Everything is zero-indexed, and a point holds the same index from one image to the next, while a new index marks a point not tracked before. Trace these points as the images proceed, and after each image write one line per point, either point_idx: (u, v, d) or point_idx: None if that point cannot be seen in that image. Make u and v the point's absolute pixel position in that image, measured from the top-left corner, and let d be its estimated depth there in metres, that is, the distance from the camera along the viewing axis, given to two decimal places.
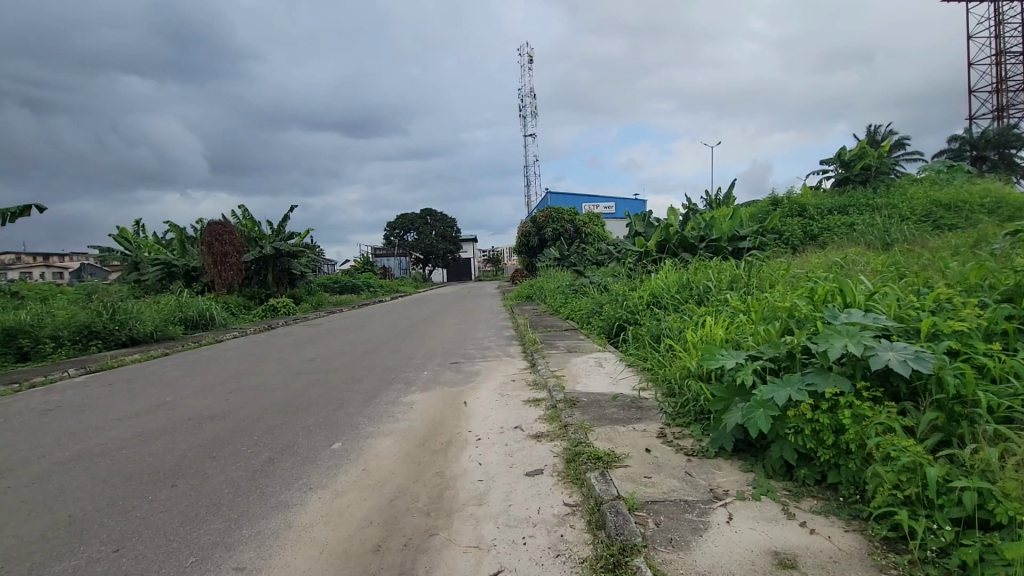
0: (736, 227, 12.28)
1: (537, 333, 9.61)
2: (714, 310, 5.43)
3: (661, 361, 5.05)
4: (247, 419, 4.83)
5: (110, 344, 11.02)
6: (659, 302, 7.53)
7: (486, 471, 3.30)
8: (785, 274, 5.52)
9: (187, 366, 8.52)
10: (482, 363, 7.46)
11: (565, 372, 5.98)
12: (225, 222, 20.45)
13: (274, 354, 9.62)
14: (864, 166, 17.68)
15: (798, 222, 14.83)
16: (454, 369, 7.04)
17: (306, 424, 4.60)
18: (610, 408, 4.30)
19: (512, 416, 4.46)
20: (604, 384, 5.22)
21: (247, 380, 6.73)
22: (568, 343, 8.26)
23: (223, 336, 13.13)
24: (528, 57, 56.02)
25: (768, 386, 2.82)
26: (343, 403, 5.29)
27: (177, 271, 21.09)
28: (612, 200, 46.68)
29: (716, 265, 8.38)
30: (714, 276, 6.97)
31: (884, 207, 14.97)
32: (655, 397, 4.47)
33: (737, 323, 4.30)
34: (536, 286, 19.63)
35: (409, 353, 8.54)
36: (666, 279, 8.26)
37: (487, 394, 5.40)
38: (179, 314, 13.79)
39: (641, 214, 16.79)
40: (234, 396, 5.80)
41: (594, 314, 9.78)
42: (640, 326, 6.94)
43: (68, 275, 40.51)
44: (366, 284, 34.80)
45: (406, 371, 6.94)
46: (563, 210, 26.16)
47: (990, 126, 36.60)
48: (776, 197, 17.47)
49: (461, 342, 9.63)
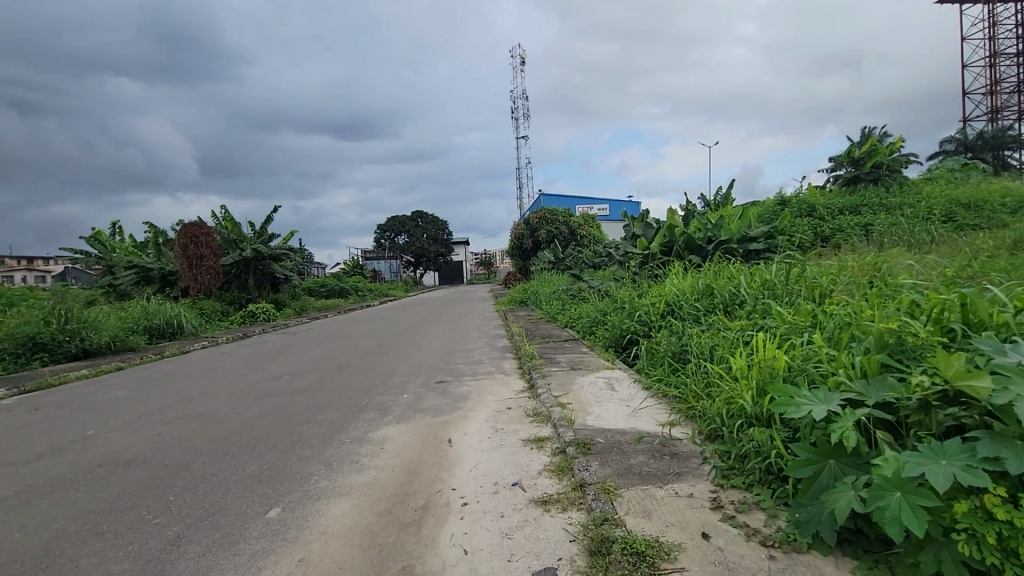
0: (747, 228, 11.38)
1: (534, 345, 8.60)
2: (754, 326, 4.49)
3: (694, 387, 4.12)
4: (170, 467, 3.79)
5: (59, 357, 9.90)
6: (675, 313, 6.58)
7: (474, 569, 2.28)
8: (837, 282, 4.60)
9: (136, 385, 7.45)
10: (472, 384, 6.40)
11: (571, 397, 4.97)
12: (203, 223, 19.33)
13: (239, 369, 8.53)
14: (875, 164, 16.87)
15: (808, 223, 13.94)
16: (439, 392, 5.99)
17: (243, 475, 3.58)
18: (637, 457, 3.28)
19: (507, 466, 3.44)
20: (622, 416, 4.21)
21: (194, 408, 5.67)
22: (571, 358, 7.22)
23: (190, 346, 12.01)
24: (522, 58, 55.31)
25: (908, 457, 1.89)
26: (298, 442, 4.26)
27: (151, 275, 19.94)
28: (606, 203, 45.88)
29: (737, 268, 7.44)
30: (742, 282, 6.03)
31: (899, 207, 14.12)
32: (692, 439, 3.51)
33: (799, 346, 3.40)
34: (531, 290, 18.65)
35: (389, 369, 7.52)
36: (679, 285, 7.33)
37: (478, 429, 4.38)
38: (144, 322, 12.69)
39: (640, 215, 15.89)
40: (169, 432, 4.75)
41: (598, 325, 8.77)
42: (656, 340, 5.97)
43: (49, 278, 39.47)
44: (354, 287, 33.64)
45: (383, 394, 5.91)
46: (558, 212, 25.20)
47: (984, 128, 36.06)
48: (783, 197, 16.60)
49: (448, 355, 8.60)
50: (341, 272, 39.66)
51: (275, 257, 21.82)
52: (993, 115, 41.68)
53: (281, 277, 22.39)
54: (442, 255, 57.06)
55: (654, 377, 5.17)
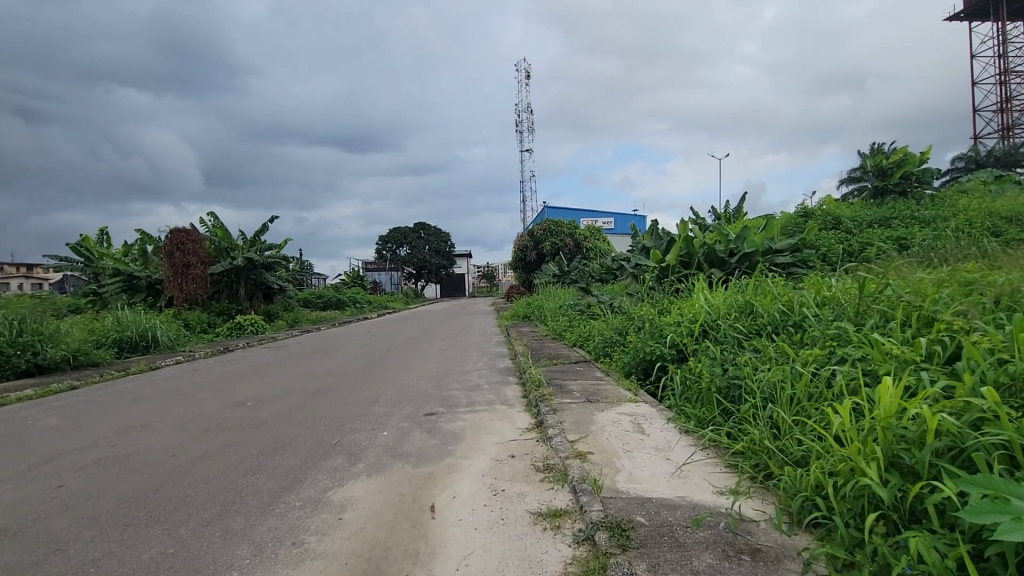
0: (772, 240, 10.41)
1: (541, 367, 7.56)
2: (833, 358, 3.49)
3: (764, 442, 3.10)
4: (41, 551, 2.76)
5: (8, 374, 8.88)
6: (712, 334, 5.57)
7: None
8: (941, 302, 3.58)
9: (75, 411, 6.41)
10: (467, 418, 5.34)
11: (591, 442, 3.92)
12: (191, 230, 18.37)
13: (201, 391, 7.46)
14: (904, 174, 15.79)
15: (835, 237, 12.93)
16: (427, 429, 4.93)
17: (133, 566, 2.55)
18: (702, 559, 2.22)
19: (509, 564, 2.37)
20: (664, 478, 3.15)
21: (124, 447, 4.63)
22: (584, 386, 6.16)
23: (161, 361, 10.96)
24: (527, 73, 54.85)
25: None
26: (231, 505, 3.23)
27: (137, 283, 18.99)
28: (611, 216, 45.01)
29: (777, 282, 6.43)
30: (795, 299, 5.04)
31: (933, 220, 13.05)
32: (774, 523, 2.47)
33: (931, 394, 2.41)
34: (535, 304, 17.65)
35: (372, 395, 6.46)
36: (712, 301, 6.31)
37: (472, 490, 3.30)
38: (113, 334, 11.64)
39: (652, 227, 14.88)
40: (72, 485, 3.71)
41: (615, 347, 7.69)
42: (691, 367, 4.96)
43: (48, 286, 38.89)
44: (352, 299, 32.58)
45: (358, 431, 4.86)
46: (563, 223, 24.22)
47: (996, 146, 35.08)
48: (804, 208, 15.60)
49: (441, 378, 7.53)
50: (339, 283, 38.65)
51: (267, 266, 20.81)
52: (1006, 133, 40.64)
53: (274, 287, 21.39)
54: (443, 268, 56.05)
55: (698, 419, 4.16)
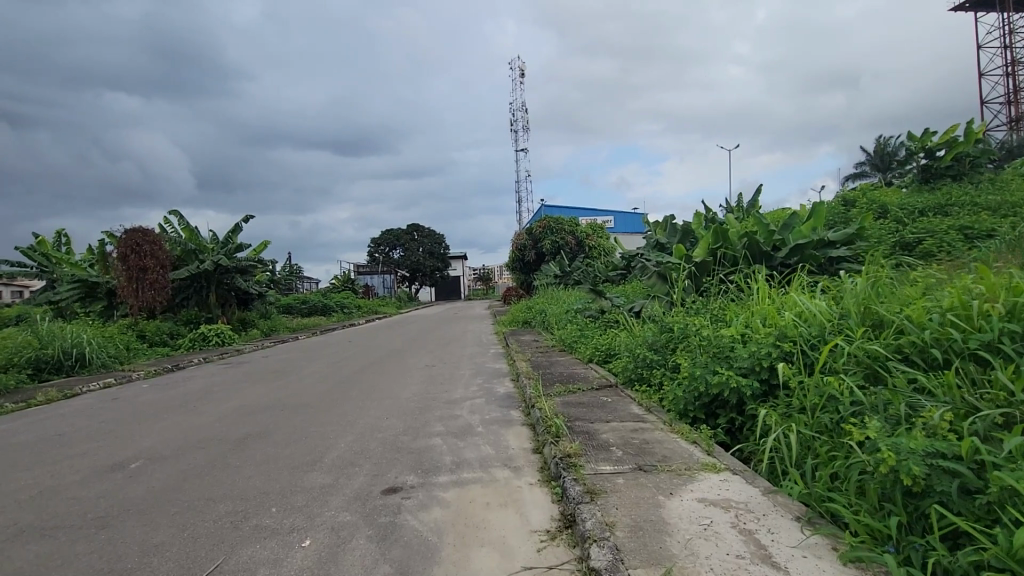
0: (826, 228, 8.49)
1: (553, 399, 5.57)
2: None
3: None
4: None
5: None
6: (829, 360, 3.69)
7: None
8: None
9: None
10: (449, 501, 3.33)
11: None
12: (149, 230, 16.28)
13: (90, 436, 5.45)
14: (956, 156, 13.96)
15: (888, 227, 11.02)
16: (378, 531, 2.93)
17: None
18: None
19: None
20: None
21: None
22: (622, 434, 4.19)
23: (83, 384, 8.91)
24: (521, 70, 52.86)
25: None
26: None
27: (95, 291, 16.94)
28: (611, 214, 43.09)
29: (893, 278, 4.51)
30: (977, 302, 3.19)
31: (1002, 207, 11.14)
32: None
33: None
34: (536, 309, 15.74)
35: (314, 450, 4.49)
36: (804, 305, 4.39)
37: None
38: (28, 354, 9.58)
39: (668, 219, 12.95)
40: None
41: (653, 370, 5.70)
42: (830, 426, 3.09)
43: (22, 293, 36.70)
44: (339, 304, 30.36)
45: (261, 538, 2.90)
46: (563, 220, 22.22)
47: (1010, 138, 33.17)
48: (840, 197, 13.66)
49: (420, 417, 5.51)
50: (326, 288, 36.46)
51: (240, 270, 18.77)
52: (1016, 124, 38.83)
53: (250, 293, 19.37)
54: (437, 271, 54.13)
55: (879, 536, 2.31)
